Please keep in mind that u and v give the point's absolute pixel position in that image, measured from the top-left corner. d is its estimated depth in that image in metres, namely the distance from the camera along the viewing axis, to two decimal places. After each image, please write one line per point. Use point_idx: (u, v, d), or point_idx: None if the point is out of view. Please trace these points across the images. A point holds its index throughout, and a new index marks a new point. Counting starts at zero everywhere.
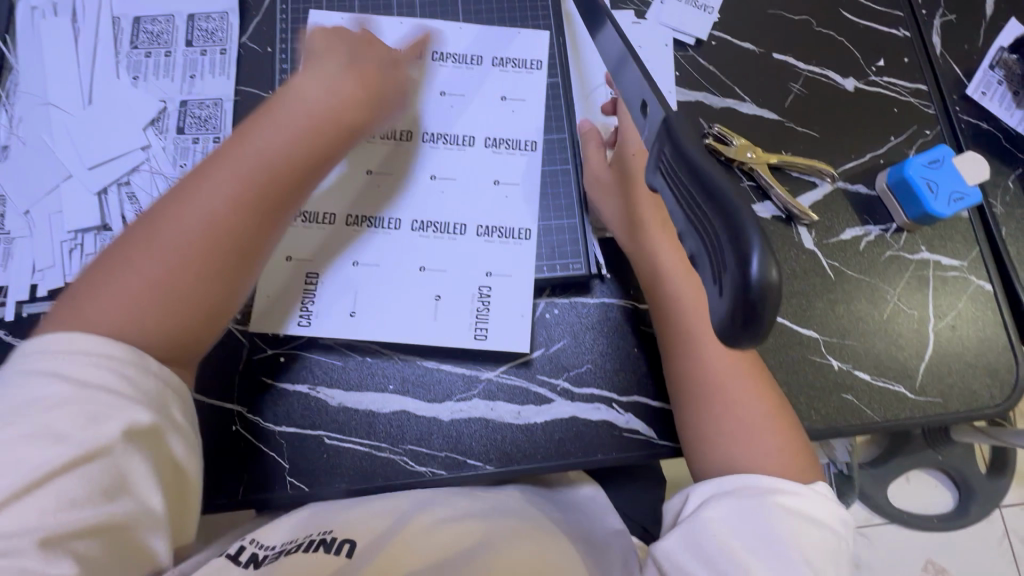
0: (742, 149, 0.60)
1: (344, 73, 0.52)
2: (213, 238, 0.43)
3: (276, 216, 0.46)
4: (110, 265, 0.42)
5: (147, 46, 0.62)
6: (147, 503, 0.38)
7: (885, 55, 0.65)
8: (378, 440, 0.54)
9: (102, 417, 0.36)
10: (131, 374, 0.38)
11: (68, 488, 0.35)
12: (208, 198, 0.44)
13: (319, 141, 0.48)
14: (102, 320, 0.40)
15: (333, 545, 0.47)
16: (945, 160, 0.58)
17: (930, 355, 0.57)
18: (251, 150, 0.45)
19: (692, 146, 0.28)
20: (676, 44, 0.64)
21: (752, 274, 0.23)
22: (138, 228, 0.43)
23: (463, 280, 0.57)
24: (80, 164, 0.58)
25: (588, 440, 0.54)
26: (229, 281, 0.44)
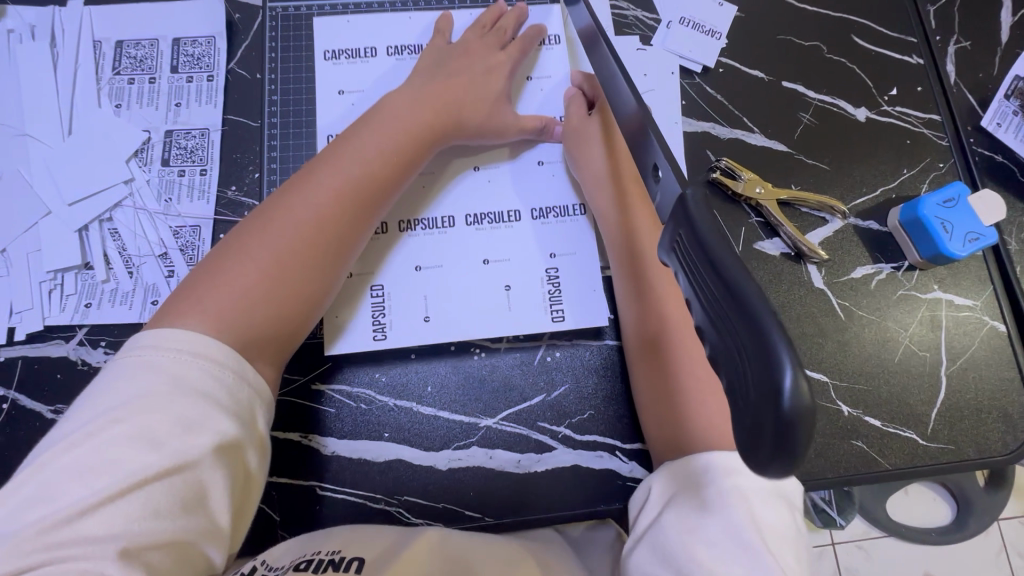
0: (750, 184, 0.58)
1: (430, 94, 0.54)
2: (311, 242, 0.47)
3: (364, 225, 0.50)
4: (225, 257, 0.46)
5: (130, 72, 0.59)
6: (219, 517, 0.38)
7: (898, 84, 0.63)
8: (373, 491, 0.52)
9: (197, 427, 0.38)
10: (229, 378, 0.41)
11: (155, 495, 0.36)
12: (310, 205, 0.48)
13: (407, 160, 0.52)
14: (215, 308, 0.43)
15: (341, 565, 0.42)
16: (960, 198, 0.56)
17: (942, 399, 0.55)
18: (351, 165, 0.50)
19: (714, 234, 0.26)
20: (682, 72, 0.62)
21: (783, 398, 0.21)
22: (251, 224, 0.47)
23: (463, 317, 0.54)
24: (60, 201, 0.55)
25: (590, 490, 0.52)
26: (321, 281, 0.48)
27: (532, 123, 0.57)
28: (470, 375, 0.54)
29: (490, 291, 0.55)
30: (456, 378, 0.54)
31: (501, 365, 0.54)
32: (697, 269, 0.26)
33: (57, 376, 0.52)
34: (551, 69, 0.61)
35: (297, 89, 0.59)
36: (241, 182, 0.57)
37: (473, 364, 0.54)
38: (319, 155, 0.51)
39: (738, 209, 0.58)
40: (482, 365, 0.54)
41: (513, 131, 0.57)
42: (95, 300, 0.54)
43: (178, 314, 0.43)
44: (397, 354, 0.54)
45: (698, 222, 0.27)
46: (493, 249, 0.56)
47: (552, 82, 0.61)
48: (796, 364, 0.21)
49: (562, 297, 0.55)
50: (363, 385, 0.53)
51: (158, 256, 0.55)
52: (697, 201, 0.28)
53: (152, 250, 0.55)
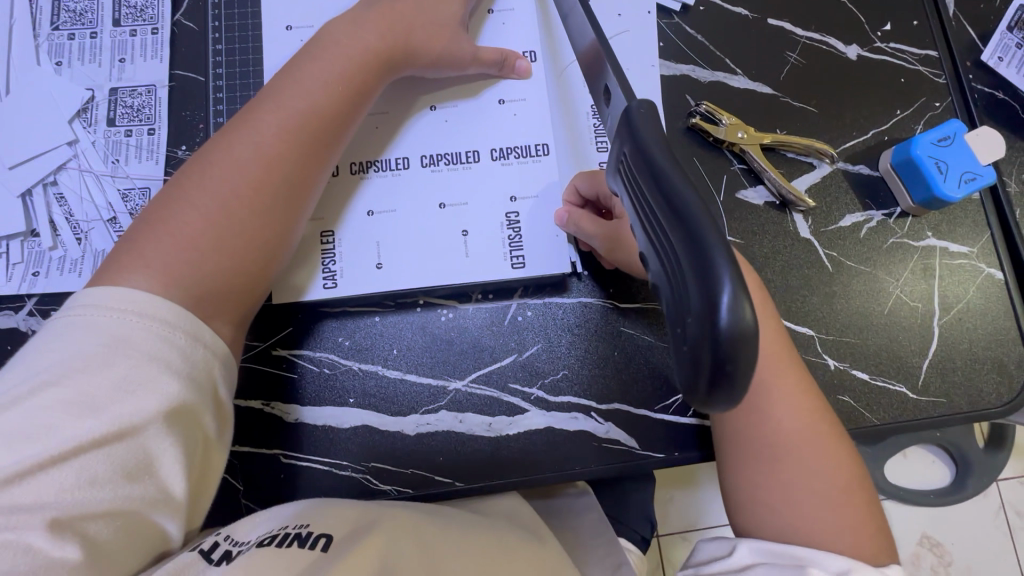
0: (732, 129, 0.54)
1: (379, 21, 0.50)
2: (259, 186, 0.44)
3: (316, 166, 0.47)
4: (169, 211, 0.43)
5: (69, 27, 0.55)
6: (171, 486, 0.36)
7: (893, 18, 0.59)
8: (339, 458, 0.50)
9: (139, 391, 0.35)
10: (180, 341, 0.38)
11: (94, 463, 0.33)
12: (253, 146, 0.45)
13: (354, 93, 0.48)
14: (160, 261, 0.40)
15: (308, 540, 0.39)
16: (956, 136, 0.52)
17: (934, 351, 0.53)
18: (292, 101, 0.46)
19: (659, 150, 0.25)
20: (659, 11, 0.58)
21: (722, 316, 0.21)
22: (194, 175, 0.44)
23: (420, 272, 0.51)
24: (0, 164, 0.52)
25: (565, 452, 0.50)
26: (275, 227, 0.45)
27: (491, 55, 0.53)
28: (435, 336, 0.51)
29: (456, 251, 0.52)
30: (421, 340, 0.51)
31: (469, 325, 0.52)
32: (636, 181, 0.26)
33: (7, 348, 0.50)
34: (514, 1, 0.56)
35: (244, 36, 0.55)
36: (191, 141, 0.54)
37: (434, 317, 0.52)
38: (260, 96, 0.47)
39: (718, 156, 0.55)
40: (444, 322, 0.52)
41: (469, 64, 0.53)
42: (43, 268, 0.51)
43: (118, 271, 0.40)
44: (355, 311, 0.52)
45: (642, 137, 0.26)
46: (450, 192, 0.52)
47: (516, 16, 0.56)
48: (736, 282, 0.21)
49: (523, 242, 0.52)
50: (326, 349, 0.51)
51: (106, 221, 0.52)
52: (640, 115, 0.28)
53: (100, 215, 0.52)
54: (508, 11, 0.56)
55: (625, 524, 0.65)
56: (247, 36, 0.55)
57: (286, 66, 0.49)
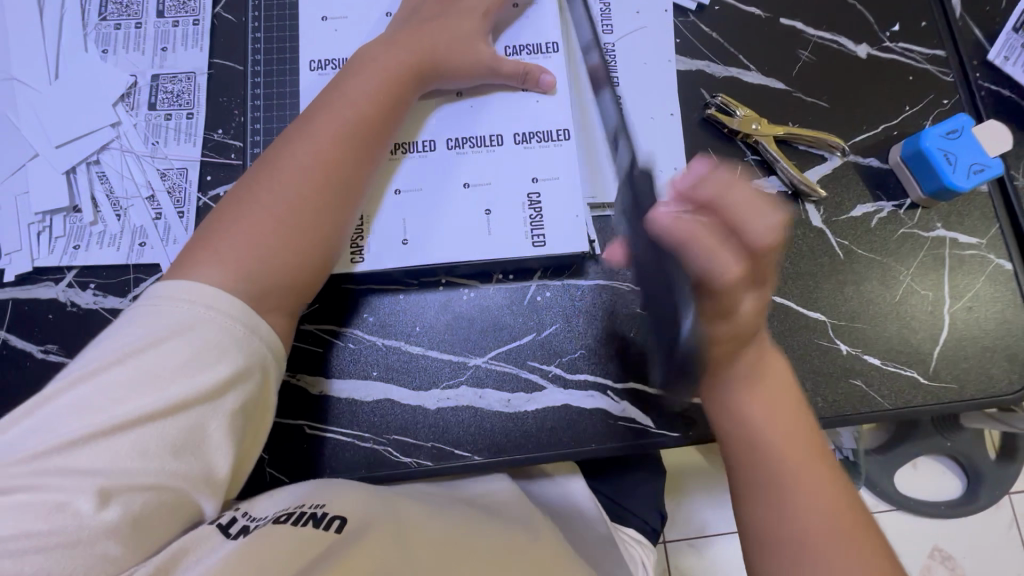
0: (746, 120, 0.56)
1: (411, 34, 0.53)
2: (317, 187, 0.47)
3: (365, 165, 0.49)
4: (233, 210, 0.45)
5: (116, 17, 0.59)
6: (216, 467, 0.38)
7: (901, 19, 0.61)
8: (361, 430, 0.51)
9: (193, 372, 0.38)
10: (237, 329, 0.40)
11: (149, 436, 0.36)
12: (309, 149, 0.47)
13: (391, 102, 0.51)
14: (230, 254, 0.43)
15: (322, 520, 0.40)
16: (964, 129, 0.54)
17: (945, 337, 0.54)
18: (343, 108, 0.49)
19: None
20: (676, 9, 0.60)
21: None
22: (257, 175, 0.47)
23: (440, 253, 0.53)
24: (47, 143, 0.55)
25: (582, 429, 0.52)
26: (334, 222, 0.47)
27: (514, 69, 0.55)
28: (458, 314, 0.53)
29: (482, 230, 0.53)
30: (444, 318, 0.53)
31: (491, 304, 0.53)
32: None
33: (48, 316, 0.52)
34: None
35: (280, 25, 0.58)
36: (228, 125, 0.57)
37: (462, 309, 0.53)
38: (314, 103, 0.51)
39: (734, 147, 0.57)
40: (470, 304, 0.53)
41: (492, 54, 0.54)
42: (84, 242, 0.53)
43: (189, 264, 0.42)
44: (381, 287, 0.54)
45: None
46: (472, 173, 0.55)
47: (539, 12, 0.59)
48: None
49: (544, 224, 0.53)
50: (351, 325, 0.53)
51: (145, 198, 0.55)
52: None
53: (139, 192, 0.55)
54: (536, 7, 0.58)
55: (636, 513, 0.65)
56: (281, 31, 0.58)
57: (336, 77, 0.52)
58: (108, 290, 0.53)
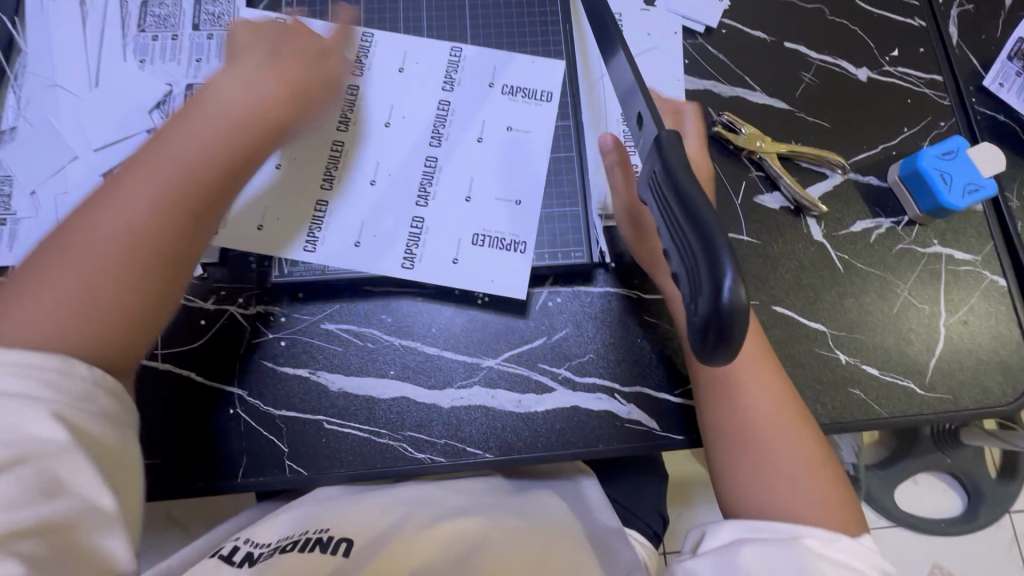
0: (751, 138, 0.59)
1: (275, 79, 0.49)
2: (129, 259, 0.40)
3: (199, 233, 0.43)
4: (32, 276, 0.38)
5: (154, 29, 0.62)
6: (96, 498, 0.34)
7: (900, 45, 0.64)
8: (377, 426, 0.53)
9: (15, 416, 0.33)
10: (54, 375, 0.35)
11: (5, 489, 0.31)
12: (127, 209, 0.40)
13: (221, 158, 0.44)
14: (4, 335, 0.36)
15: (329, 545, 0.46)
16: (959, 151, 0.56)
17: (941, 350, 0.56)
18: (166, 160, 0.42)
19: (683, 167, 0.30)
20: (685, 32, 0.63)
21: (726, 300, 0.25)
22: (70, 236, 0.40)
23: (488, 270, 0.55)
24: (86, 146, 0.58)
25: (589, 430, 0.54)
26: (154, 291, 0.40)
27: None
28: (473, 318, 0.56)
29: (475, 221, 0.57)
30: (460, 321, 0.55)
31: (504, 308, 0.56)
32: (666, 199, 0.30)
33: None
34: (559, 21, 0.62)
35: None
36: None
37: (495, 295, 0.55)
38: (134, 156, 0.43)
39: (739, 163, 0.60)
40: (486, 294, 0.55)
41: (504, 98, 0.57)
42: None
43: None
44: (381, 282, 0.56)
45: (670, 161, 0.30)
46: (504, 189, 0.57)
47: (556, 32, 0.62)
48: (737, 272, 0.25)
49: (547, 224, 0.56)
50: (369, 325, 0.55)
51: None
52: (670, 139, 0.31)
53: None
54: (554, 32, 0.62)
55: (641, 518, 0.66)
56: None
57: (164, 127, 0.45)
58: None
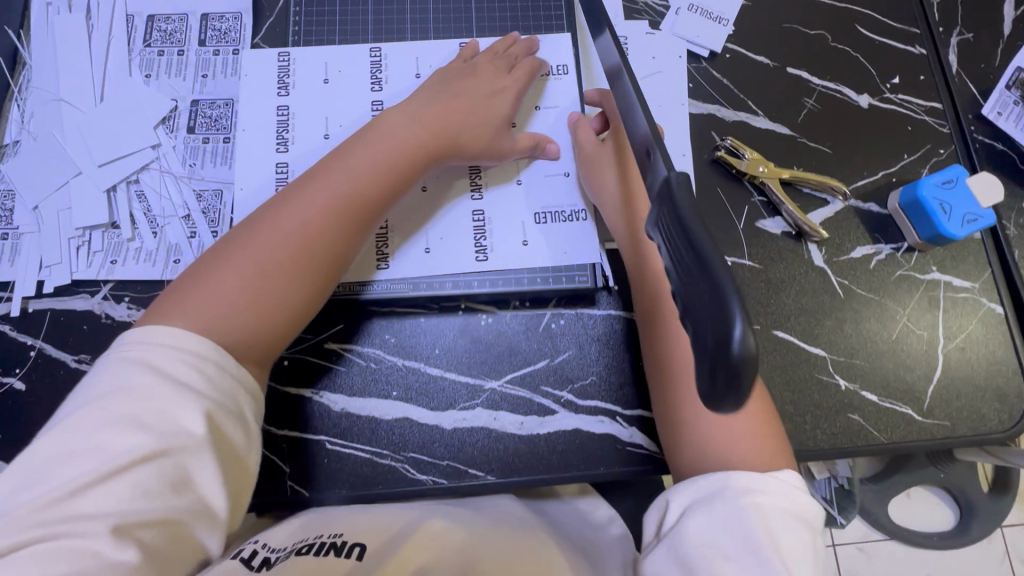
0: (754, 163, 0.60)
1: (433, 114, 0.55)
2: (295, 258, 0.47)
3: (348, 242, 0.50)
4: (211, 268, 0.46)
5: (160, 44, 0.62)
6: (210, 498, 0.39)
7: (901, 72, 0.65)
8: (379, 447, 0.53)
9: (168, 413, 0.38)
10: (211, 370, 0.41)
11: (146, 476, 0.37)
12: (299, 219, 0.48)
13: (387, 179, 0.52)
14: (199, 309, 0.44)
15: (343, 549, 0.44)
16: (958, 180, 0.57)
17: (939, 376, 0.57)
18: (340, 181, 0.50)
19: (692, 212, 0.30)
20: (689, 56, 0.64)
21: (735, 340, 0.25)
22: (243, 236, 0.48)
23: (561, 244, 0.57)
24: (91, 162, 0.58)
25: (591, 452, 0.54)
26: (307, 292, 0.48)
27: (526, 141, 0.58)
28: (476, 339, 0.56)
29: (522, 217, 0.58)
30: (463, 342, 0.56)
31: (507, 330, 0.56)
32: (676, 242, 0.30)
33: (83, 328, 0.54)
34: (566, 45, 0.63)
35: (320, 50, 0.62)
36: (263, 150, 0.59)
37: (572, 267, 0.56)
38: (307, 172, 0.51)
39: (741, 187, 0.60)
40: (559, 267, 0.57)
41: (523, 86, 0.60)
42: (120, 257, 0.56)
43: (163, 315, 0.44)
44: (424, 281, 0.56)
45: (679, 201, 0.30)
46: (550, 166, 0.60)
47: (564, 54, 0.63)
48: (747, 320, 0.25)
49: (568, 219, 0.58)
50: (373, 345, 0.55)
51: (181, 217, 0.57)
52: (681, 182, 0.31)
53: (176, 212, 0.57)
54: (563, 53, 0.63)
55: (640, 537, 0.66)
56: (291, 96, 0.59)
57: (338, 148, 0.53)
58: (142, 304, 0.55)
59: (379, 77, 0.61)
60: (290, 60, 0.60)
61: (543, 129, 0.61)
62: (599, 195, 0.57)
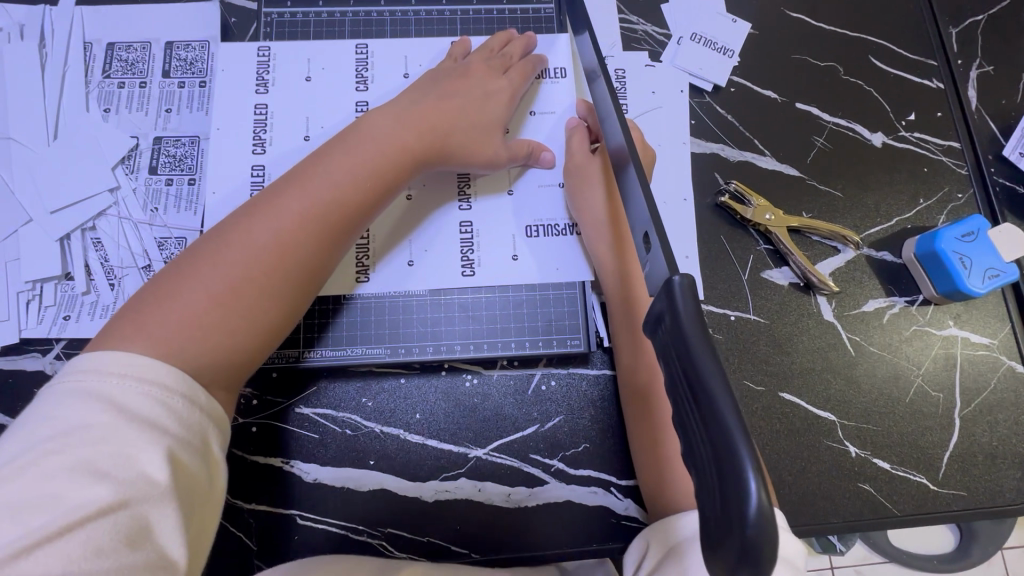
0: (760, 210, 0.56)
1: (422, 115, 0.49)
2: (271, 270, 0.42)
3: (329, 252, 0.45)
4: (173, 282, 0.40)
5: (120, 75, 0.57)
6: (172, 551, 0.33)
7: (917, 108, 0.60)
8: (355, 522, 0.49)
9: (126, 456, 0.32)
10: (177, 405, 0.35)
11: (97, 532, 0.30)
12: (273, 229, 0.43)
13: (376, 183, 0.46)
14: (159, 332, 0.38)
15: None
16: (979, 232, 0.53)
17: (956, 442, 0.53)
18: (319, 187, 0.44)
19: (694, 327, 0.26)
20: (692, 90, 0.60)
21: (750, 505, 0.22)
22: (212, 244, 0.42)
23: (552, 258, 0.53)
24: (42, 208, 0.53)
25: (583, 527, 0.50)
26: (281, 310, 0.43)
27: (520, 147, 0.53)
28: (459, 403, 0.52)
29: (507, 226, 0.54)
30: (445, 406, 0.51)
31: (494, 393, 0.52)
32: (675, 359, 0.26)
33: (33, 391, 0.50)
34: (563, 57, 0.58)
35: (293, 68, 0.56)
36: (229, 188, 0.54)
37: (564, 290, 0.53)
38: (285, 175, 0.46)
39: (746, 235, 0.56)
40: (550, 283, 0.53)
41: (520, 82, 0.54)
42: (74, 312, 0.52)
43: (116, 338, 0.38)
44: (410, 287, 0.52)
45: (681, 314, 0.26)
46: (544, 174, 0.55)
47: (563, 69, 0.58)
48: (761, 480, 0.22)
49: (559, 227, 0.54)
50: (348, 410, 0.51)
51: (141, 268, 0.53)
52: (684, 285, 0.27)
53: (135, 262, 0.53)
54: (558, 66, 0.58)
55: None
56: (269, 94, 0.54)
57: (320, 149, 0.47)
58: None
59: (365, 75, 0.56)
60: (269, 56, 0.55)
61: (540, 135, 0.56)
62: (581, 211, 0.52)
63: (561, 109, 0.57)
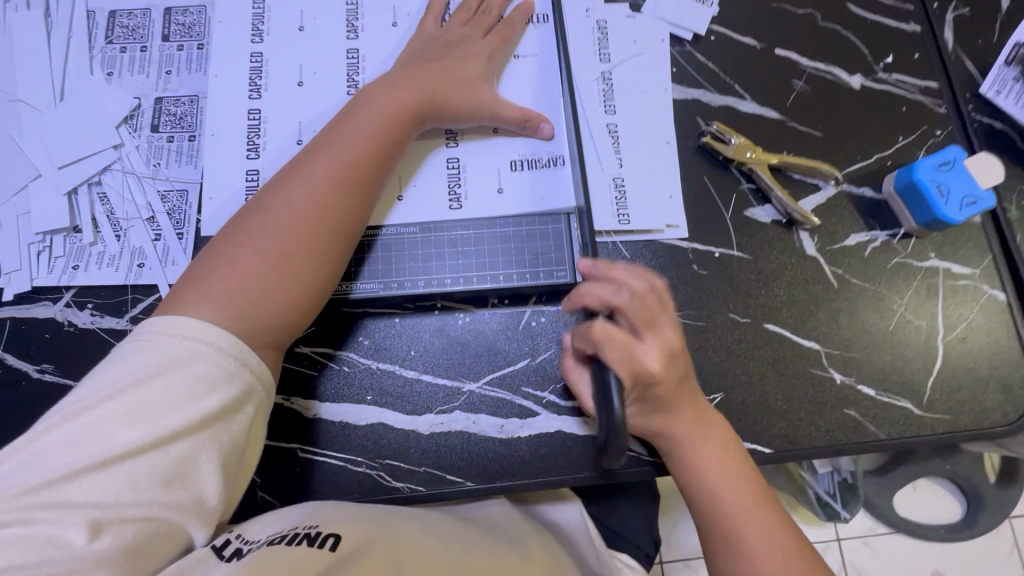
0: (741, 148, 0.57)
1: (415, 73, 0.52)
2: (312, 231, 0.45)
3: (360, 210, 0.48)
4: (225, 251, 0.44)
5: (122, 40, 0.59)
6: (206, 494, 0.37)
7: (895, 51, 0.62)
8: (354, 454, 0.51)
9: (172, 406, 0.36)
10: (230, 364, 0.39)
11: (139, 469, 0.35)
12: (306, 192, 0.46)
13: (390, 142, 0.50)
14: (219, 294, 0.41)
15: (317, 540, 0.39)
16: (956, 162, 0.54)
17: (939, 368, 0.54)
18: (342, 150, 0.48)
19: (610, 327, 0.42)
20: (672, 39, 0.61)
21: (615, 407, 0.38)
22: (255, 214, 0.45)
23: (536, 192, 0.55)
24: (51, 165, 0.56)
25: (575, 455, 0.52)
26: (326, 266, 0.46)
27: (515, 114, 0.55)
28: (452, 339, 0.53)
29: (494, 165, 0.56)
30: (439, 341, 0.53)
31: (486, 329, 0.54)
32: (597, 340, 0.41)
33: (45, 336, 0.52)
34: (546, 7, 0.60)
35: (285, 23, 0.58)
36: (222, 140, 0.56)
37: (549, 226, 0.54)
38: (311, 145, 0.49)
39: (729, 174, 0.58)
40: (535, 217, 0.55)
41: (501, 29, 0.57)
42: (82, 262, 0.54)
43: (182, 301, 0.41)
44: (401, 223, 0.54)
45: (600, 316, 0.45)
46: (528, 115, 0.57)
47: (547, 19, 0.60)
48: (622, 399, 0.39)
49: (540, 161, 0.56)
50: (347, 348, 0.53)
51: (144, 219, 0.55)
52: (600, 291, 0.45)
53: (139, 214, 0.55)
54: (541, 16, 0.60)
55: (631, 542, 0.64)
56: (264, 43, 0.57)
57: (337, 118, 0.51)
58: (105, 310, 0.53)
59: (355, 25, 0.58)
60: (264, 7, 0.58)
61: (523, 80, 0.58)
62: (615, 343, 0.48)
63: (547, 56, 0.59)
